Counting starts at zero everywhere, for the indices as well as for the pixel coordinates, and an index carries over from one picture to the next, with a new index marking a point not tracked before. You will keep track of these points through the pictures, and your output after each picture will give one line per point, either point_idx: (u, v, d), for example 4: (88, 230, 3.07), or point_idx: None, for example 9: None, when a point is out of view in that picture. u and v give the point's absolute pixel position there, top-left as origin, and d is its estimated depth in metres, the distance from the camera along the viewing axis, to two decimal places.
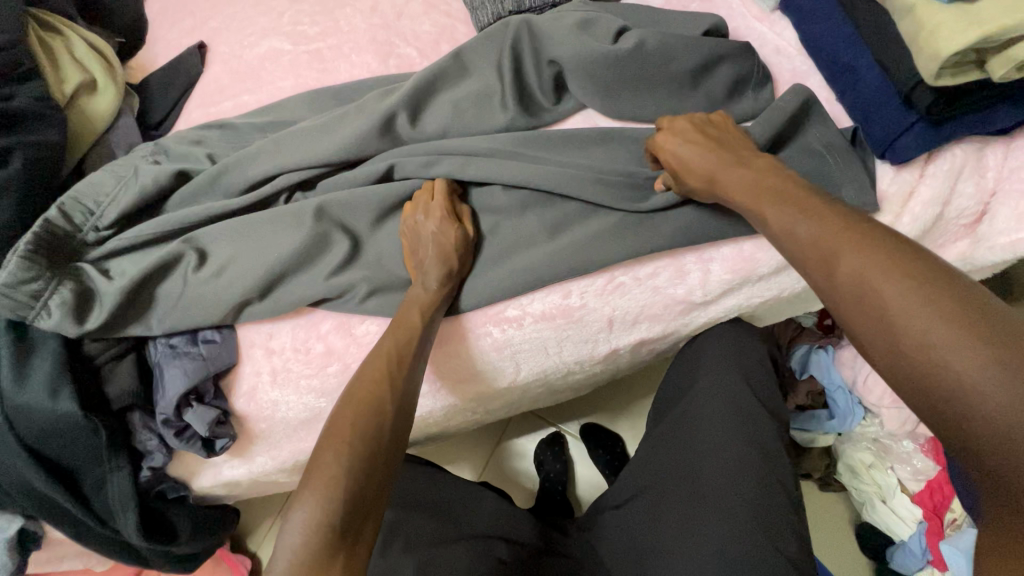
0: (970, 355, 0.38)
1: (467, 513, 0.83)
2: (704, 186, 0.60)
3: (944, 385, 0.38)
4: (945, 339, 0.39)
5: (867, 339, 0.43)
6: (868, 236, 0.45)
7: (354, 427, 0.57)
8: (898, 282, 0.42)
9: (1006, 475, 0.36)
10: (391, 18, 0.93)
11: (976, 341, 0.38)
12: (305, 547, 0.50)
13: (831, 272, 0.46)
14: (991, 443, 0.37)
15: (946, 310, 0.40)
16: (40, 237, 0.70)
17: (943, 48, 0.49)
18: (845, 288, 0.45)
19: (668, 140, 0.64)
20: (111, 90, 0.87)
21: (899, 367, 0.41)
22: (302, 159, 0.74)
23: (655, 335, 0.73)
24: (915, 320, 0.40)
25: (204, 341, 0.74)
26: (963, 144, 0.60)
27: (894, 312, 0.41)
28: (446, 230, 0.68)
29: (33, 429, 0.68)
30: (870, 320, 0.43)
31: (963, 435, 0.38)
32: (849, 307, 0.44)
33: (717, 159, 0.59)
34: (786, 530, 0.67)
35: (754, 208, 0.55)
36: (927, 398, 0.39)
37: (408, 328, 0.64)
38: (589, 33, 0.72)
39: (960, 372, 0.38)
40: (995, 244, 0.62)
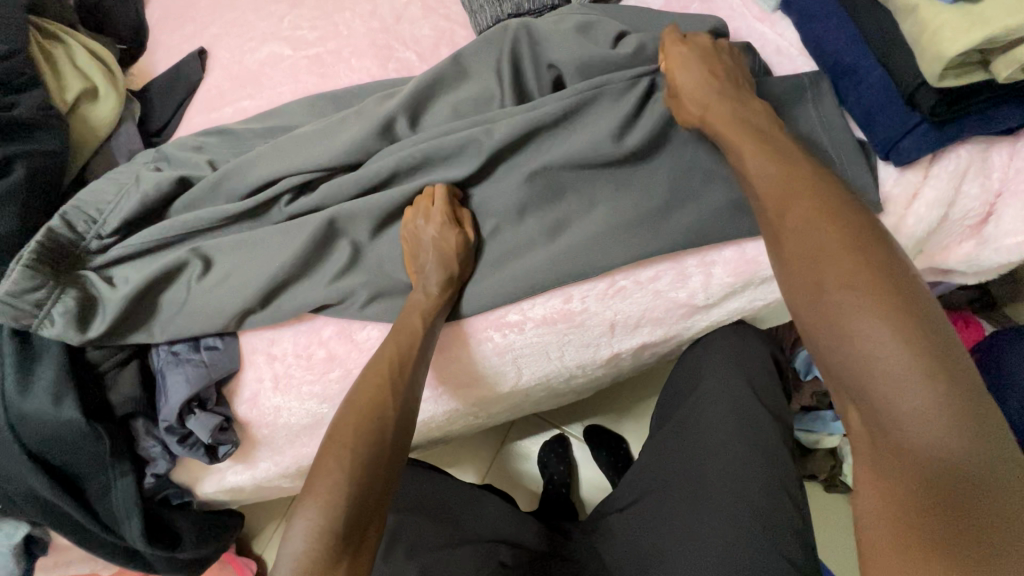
0: (878, 305, 0.40)
1: (470, 517, 0.83)
2: (695, 114, 0.60)
3: (849, 325, 0.41)
4: (859, 286, 0.42)
5: (794, 281, 0.45)
6: (822, 192, 0.47)
7: (356, 434, 0.57)
8: (836, 233, 0.44)
9: (885, 417, 0.39)
10: (390, 22, 0.93)
11: (885, 294, 0.41)
12: (307, 555, 0.50)
13: (781, 213, 0.48)
14: (876, 385, 0.39)
15: (869, 265, 0.42)
16: (43, 246, 0.70)
17: (945, 50, 0.48)
18: (790, 232, 0.47)
19: (681, 61, 0.62)
20: (112, 97, 0.87)
21: (814, 305, 0.43)
22: (301, 166, 0.74)
23: (657, 338, 0.73)
24: (840, 268, 0.43)
25: (206, 348, 0.74)
26: (968, 144, 0.59)
27: (825, 253, 0.44)
28: (446, 234, 0.67)
29: (37, 437, 0.68)
30: (804, 263, 0.45)
31: (852, 375, 0.41)
32: (791, 250, 0.46)
33: (719, 93, 0.59)
34: (788, 533, 0.66)
35: (735, 147, 0.55)
36: (831, 340, 0.42)
37: (409, 332, 0.64)
38: (588, 35, 0.72)
39: (863, 316, 0.41)
40: (1003, 245, 0.60)
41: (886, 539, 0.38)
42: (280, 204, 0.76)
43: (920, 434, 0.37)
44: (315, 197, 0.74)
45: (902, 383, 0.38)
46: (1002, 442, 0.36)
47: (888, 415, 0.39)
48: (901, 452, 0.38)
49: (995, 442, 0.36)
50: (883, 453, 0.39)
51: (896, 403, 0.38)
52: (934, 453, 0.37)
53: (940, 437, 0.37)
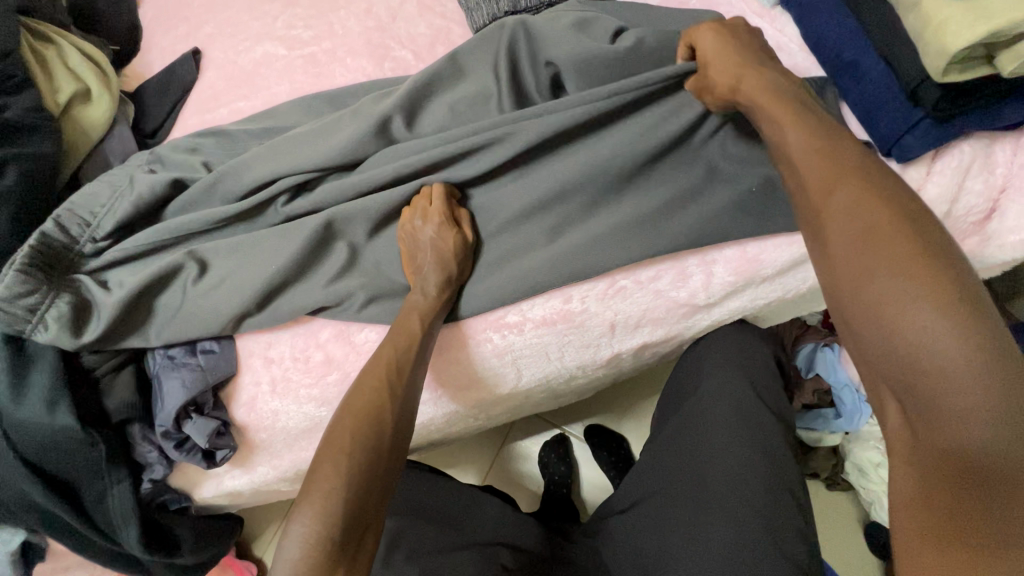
0: (932, 296, 0.39)
1: (470, 520, 0.82)
2: (727, 85, 0.57)
3: (898, 316, 0.40)
4: (912, 275, 0.40)
5: (840, 267, 0.44)
6: (869, 174, 0.45)
7: (354, 438, 0.56)
8: (889, 219, 0.43)
9: (932, 412, 0.38)
10: (386, 20, 0.92)
11: (939, 284, 0.39)
12: (304, 561, 0.49)
13: (824, 193, 0.46)
14: (924, 379, 0.39)
15: (925, 253, 0.41)
16: (36, 250, 0.70)
17: (950, 44, 0.48)
18: (835, 215, 0.45)
19: (710, 38, 0.60)
20: (106, 98, 0.87)
21: (860, 294, 0.42)
22: (296, 167, 0.73)
23: (658, 339, 0.73)
24: (893, 256, 0.41)
25: (203, 352, 0.74)
26: (971, 140, 0.58)
27: (875, 241, 0.42)
28: (443, 240, 0.66)
29: (31, 443, 0.68)
30: (853, 248, 0.43)
31: (899, 368, 0.40)
32: (835, 234, 0.45)
33: (751, 66, 0.56)
34: (792, 534, 0.66)
35: (773, 121, 0.52)
36: (878, 331, 0.41)
37: (406, 336, 0.63)
38: (586, 32, 0.71)
39: (915, 308, 0.39)
40: (1006, 241, 0.60)
41: (916, 536, 0.38)
42: (277, 204, 0.75)
43: (969, 430, 0.37)
44: (314, 197, 0.73)
45: (953, 379, 0.37)
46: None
47: (935, 410, 0.38)
48: (945, 449, 0.37)
49: None
50: (922, 449, 0.39)
51: (947, 398, 0.38)
52: (982, 452, 0.36)
53: (988, 433, 0.36)
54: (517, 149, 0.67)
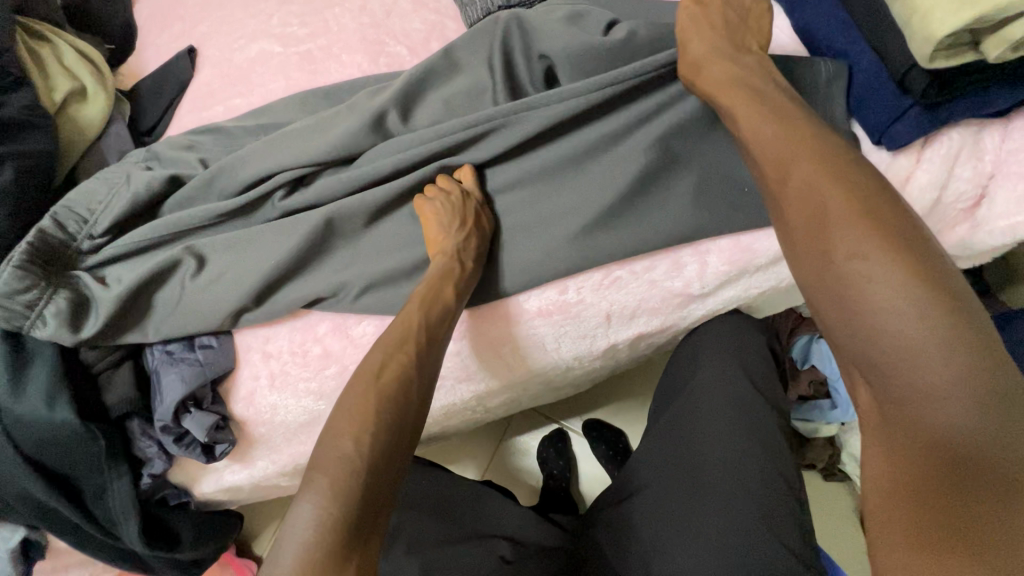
0: (892, 276, 0.41)
1: (470, 514, 0.83)
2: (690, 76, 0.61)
3: (860, 298, 0.42)
4: (874, 256, 0.42)
5: (805, 251, 0.46)
6: (830, 156, 0.47)
7: (380, 410, 0.55)
8: (847, 202, 0.44)
9: (898, 391, 0.40)
10: (381, 17, 0.92)
11: (899, 264, 0.41)
12: (316, 540, 0.48)
13: (787, 179, 0.48)
14: (889, 359, 0.40)
15: (881, 234, 0.42)
16: (34, 247, 0.70)
17: (936, 30, 0.48)
18: (801, 199, 0.47)
19: (684, 23, 0.62)
20: (102, 96, 0.87)
21: (823, 278, 0.44)
22: (292, 162, 0.73)
23: (653, 329, 0.73)
24: (853, 237, 0.43)
25: (201, 347, 0.74)
26: (959, 128, 0.59)
27: (834, 224, 0.44)
28: (481, 214, 0.68)
29: (31, 438, 0.68)
30: (816, 231, 0.45)
31: (865, 349, 0.42)
32: (799, 220, 0.47)
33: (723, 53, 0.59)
34: (788, 521, 0.66)
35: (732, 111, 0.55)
36: (843, 312, 0.43)
37: (442, 304, 0.63)
38: (579, 25, 0.71)
39: (874, 289, 0.41)
40: (994, 228, 0.61)
41: (897, 524, 0.39)
42: (274, 199, 0.75)
43: (936, 405, 0.38)
44: (311, 193, 0.73)
45: (917, 357, 0.39)
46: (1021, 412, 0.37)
47: (902, 389, 0.40)
48: (917, 428, 0.39)
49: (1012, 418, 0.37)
50: (895, 431, 0.40)
51: (913, 376, 0.39)
52: (949, 429, 0.38)
53: (957, 410, 0.38)
54: (510, 141, 0.68)
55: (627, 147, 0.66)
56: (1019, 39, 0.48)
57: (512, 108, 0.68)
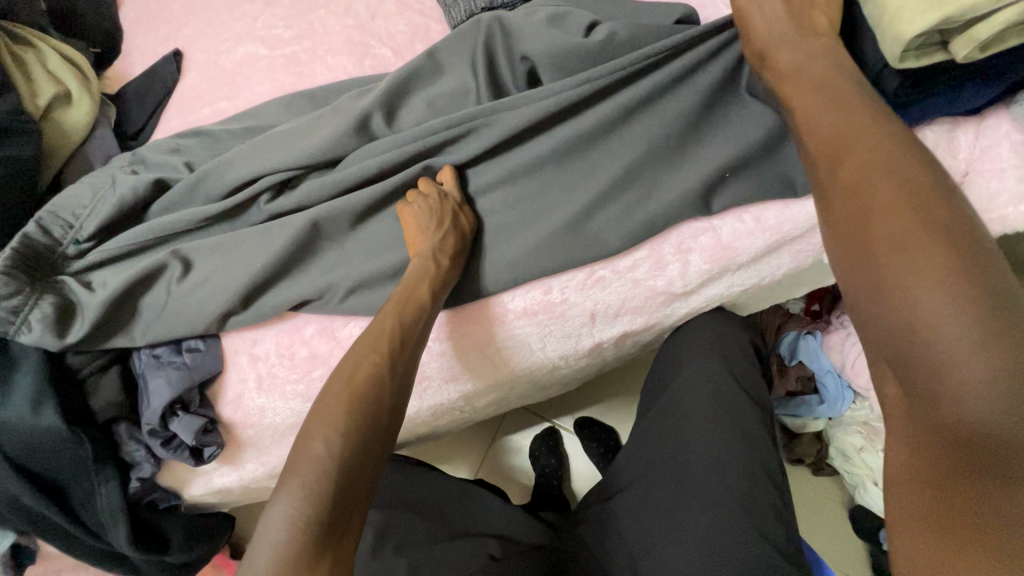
0: (935, 271, 0.39)
1: (460, 513, 0.84)
2: (756, 52, 0.58)
3: (902, 290, 0.40)
4: (920, 247, 0.40)
5: (846, 238, 0.44)
6: (881, 138, 0.45)
7: (350, 412, 0.55)
8: (893, 190, 0.42)
9: (931, 389, 0.38)
10: (365, 19, 0.92)
11: (947, 259, 0.39)
12: (289, 542, 0.48)
13: (834, 164, 0.47)
14: (924, 355, 0.38)
15: (930, 226, 0.40)
16: (19, 252, 0.70)
17: (904, 31, 0.49)
18: (841, 183, 0.45)
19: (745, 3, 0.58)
20: (87, 103, 0.87)
21: (865, 268, 0.42)
22: (277, 165, 0.73)
23: (638, 327, 0.74)
24: (898, 227, 0.41)
25: (188, 350, 0.74)
26: (933, 126, 0.60)
27: (879, 213, 0.42)
28: (460, 215, 0.69)
29: (17, 443, 0.68)
30: (853, 217, 0.44)
31: (900, 343, 0.40)
32: (843, 206, 0.45)
33: (777, 16, 0.56)
34: (770, 515, 0.67)
35: (783, 78, 0.54)
36: (879, 301, 0.41)
37: (417, 305, 0.63)
38: (560, 27, 0.72)
39: (918, 281, 0.39)
40: None
41: (907, 519, 0.39)
42: (260, 202, 0.75)
43: (968, 399, 0.36)
44: (297, 196, 0.73)
45: (956, 355, 0.37)
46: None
47: (935, 387, 0.38)
48: (939, 422, 0.37)
49: None
50: (920, 425, 0.39)
51: (949, 374, 0.37)
52: (976, 426, 0.36)
53: (989, 413, 0.35)
54: (495, 139, 0.68)
55: (610, 148, 0.67)
56: (986, 39, 0.48)
57: (495, 106, 0.69)
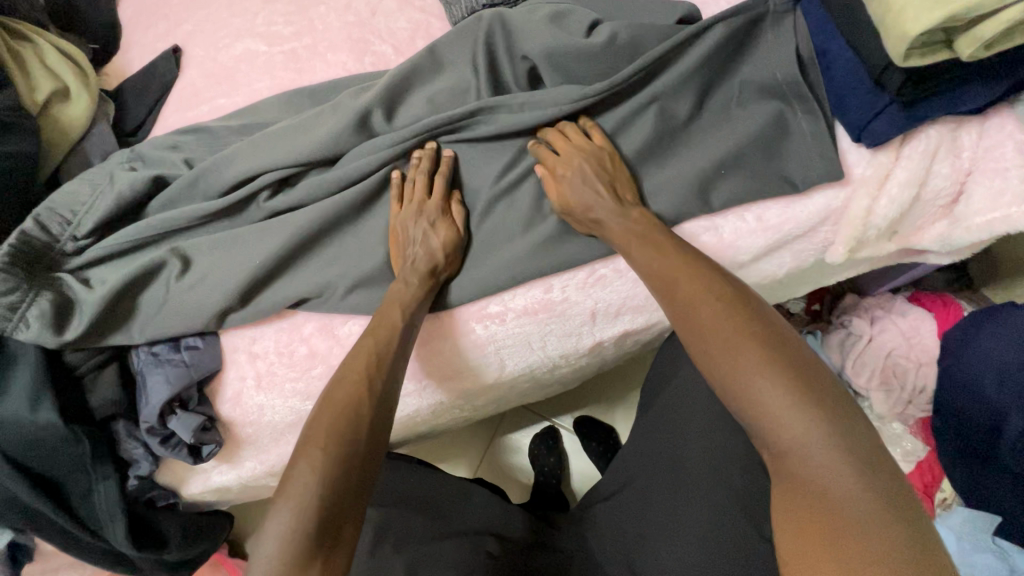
0: (751, 352, 0.47)
1: (458, 510, 0.83)
2: (586, 221, 0.64)
3: (734, 372, 0.47)
4: (734, 336, 0.49)
5: (690, 333, 0.52)
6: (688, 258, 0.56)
7: (331, 430, 0.55)
8: (709, 292, 0.53)
9: (781, 447, 0.44)
10: (366, 15, 0.92)
11: (754, 341, 0.48)
12: (285, 554, 0.48)
13: (669, 277, 0.55)
14: (764, 421, 0.45)
15: (739, 319, 0.50)
16: (16, 248, 0.69)
17: (909, 28, 0.48)
18: (677, 298, 0.54)
19: (566, 173, 0.65)
20: (84, 97, 0.86)
21: (706, 357, 0.50)
22: (277, 162, 0.73)
23: (638, 326, 0.74)
24: (720, 321, 0.50)
25: (186, 348, 0.74)
26: (937, 125, 0.60)
27: (701, 311, 0.51)
28: (430, 237, 0.67)
29: (15, 441, 0.67)
30: (692, 324, 0.52)
31: (747, 414, 0.46)
32: (681, 308, 0.53)
33: (604, 199, 0.63)
34: (770, 516, 0.67)
35: (621, 246, 0.61)
36: (726, 385, 0.48)
37: (389, 327, 0.63)
38: (561, 25, 0.72)
39: (741, 361, 0.47)
40: (972, 224, 0.61)
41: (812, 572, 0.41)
42: (260, 199, 0.75)
43: (809, 448, 0.43)
44: (298, 194, 0.73)
45: (783, 415, 0.44)
46: (866, 432, 0.44)
47: (782, 445, 0.44)
48: (798, 473, 0.43)
49: (864, 453, 0.43)
50: (792, 481, 0.44)
51: (785, 430, 0.44)
52: (829, 475, 0.42)
53: (824, 454, 0.43)
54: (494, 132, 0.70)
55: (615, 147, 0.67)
56: (991, 37, 0.48)
57: (496, 105, 0.70)
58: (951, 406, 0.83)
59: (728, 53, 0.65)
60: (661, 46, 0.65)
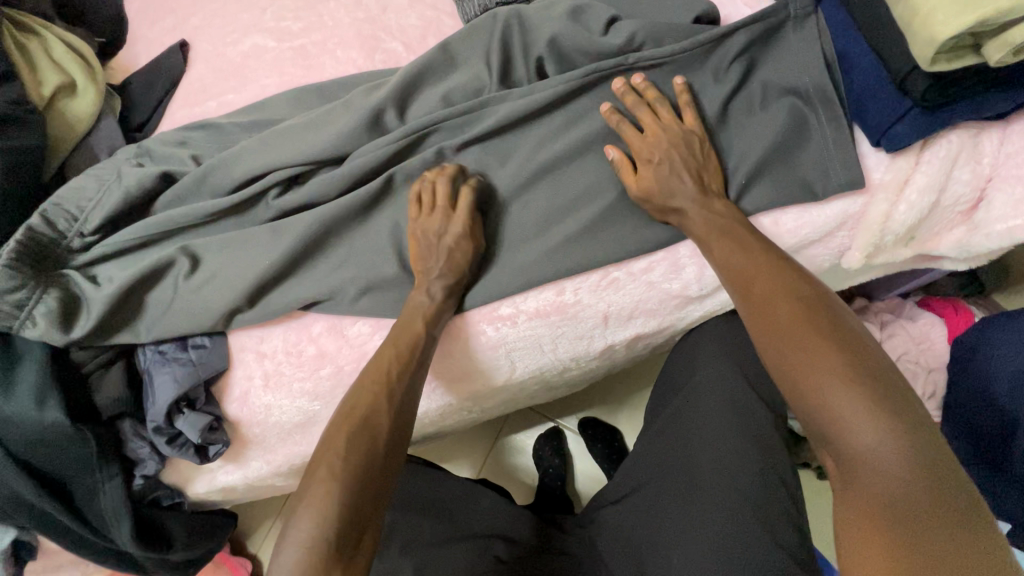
0: (823, 358, 0.48)
1: (465, 512, 0.82)
2: (663, 207, 0.63)
3: (803, 378, 0.49)
4: (809, 342, 0.50)
5: (764, 336, 0.53)
6: (765, 259, 0.57)
7: (348, 442, 0.55)
8: (785, 297, 0.53)
9: (846, 452, 0.46)
10: (376, 12, 0.91)
11: (829, 347, 0.49)
12: (303, 564, 0.49)
13: (747, 281, 0.56)
14: (830, 424, 0.47)
15: (815, 325, 0.51)
16: (23, 245, 0.69)
17: (938, 33, 0.48)
18: (753, 300, 0.55)
19: (653, 158, 0.63)
20: (91, 91, 0.85)
21: (779, 361, 0.51)
22: (288, 160, 0.72)
23: (651, 330, 0.73)
24: (794, 328, 0.51)
25: (194, 347, 0.73)
26: (958, 130, 0.59)
27: (777, 315, 0.53)
28: (455, 252, 0.65)
29: (20, 439, 0.67)
30: (766, 328, 0.53)
31: (815, 417, 0.48)
32: (756, 313, 0.54)
33: (687, 188, 0.62)
34: (785, 524, 0.66)
35: (702, 239, 0.61)
36: (795, 389, 0.49)
37: (412, 335, 0.62)
38: (579, 21, 0.71)
39: (813, 366, 0.48)
40: (992, 231, 0.61)
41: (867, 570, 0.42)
42: (269, 197, 0.74)
43: (879, 452, 0.44)
44: (307, 191, 0.72)
45: (851, 420, 0.45)
46: (943, 454, 0.44)
47: (847, 450, 0.46)
48: (862, 474, 0.45)
49: (933, 463, 0.43)
50: (854, 483, 0.45)
51: (852, 435, 0.45)
52: (895, 480, 0.43)
53: (892, 460, 0.44)
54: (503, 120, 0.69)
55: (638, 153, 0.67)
56: (1020, 43, 0.48)
57: (503, 93, 0.70)
58: (966, 416, 0.83)
59: (747, 57, 0.66)
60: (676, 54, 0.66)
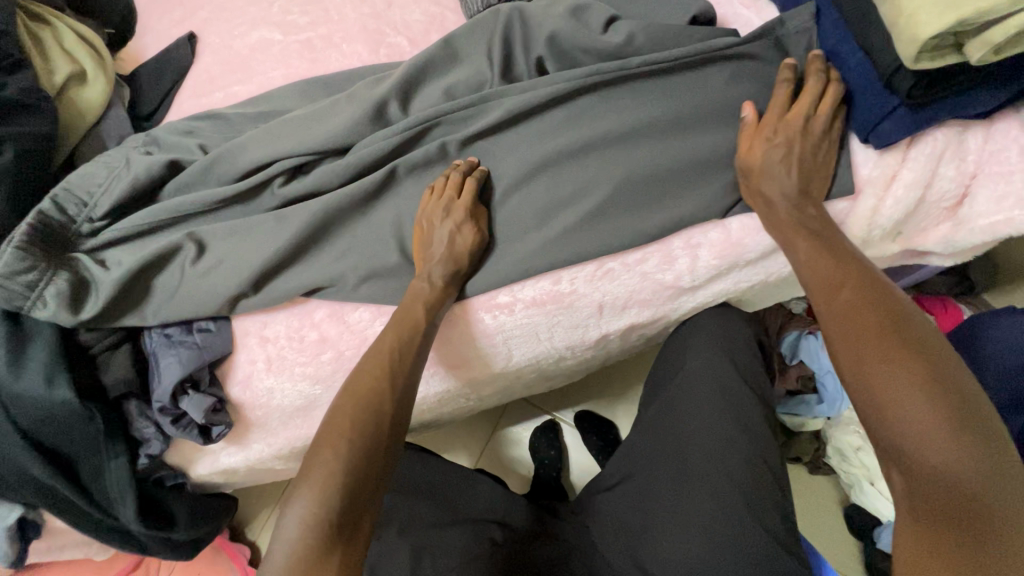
0: (902, 370, 0.47)
1: (462, 499, 0.84)
2: (760, 189, 0.62)
3: (879, 387, 0.47)
4: (891, 352, 0.48)
5: (842, 342, 0.51)
6: (847, 266, 0.55)
7: (353, 422, 0.57)
8: (867, 305, 0.52)
9: (921, 469, 0.44)
10: (381, 7, 0.93)
11: (910, 359, 0.47)
12: (301, 540, 0.50)
13: (827, 284, 0.55)
14: (906, 439, 0.45)
15: (899, 336, 0.49)
16: (35, 228, 0.70)
17: (921, 32, 0.49)
18: (834, 304, 0.54)
19: (772, 137, 0.62)
20: (101, 81, 0.87)
21: (854, 368, 0.50)
22: (293, 150, 0.74)
23: (644, 320, 0.75)
24: (874, 337, 0.50)
25: (199, 330, 0.75)
26: (944, 128, 0.61)
27: (857, 322, 0.51)
28: (457, 237, 0.67)
29: (30, 417, 0.68)
30: (845, 334, 0.51)
31: (888, 430, 0.46)
32: (835, 319, 0.53)
33: (789, 181, 0.61)
34: (773, 512, 0.68)
35: (783, 235, 0.60)
36: (868, 397, 0.48)
37: (411, 326, 0.64)
38: (580, 19, 0.73)
39: (892, 377, 0.47)
40: (976, 226, 0.63)
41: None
42: (274, 185, 0.76)
43: (957, 473, 0.42)
44: (312, 180, 0.74)
45: (929, 438, 0.44)
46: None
47: (923, 467, 0.44)
48: (936, 493, 0.43)
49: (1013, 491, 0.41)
50: (925, 500, 0.43)
51: (928, 453, 0.43)
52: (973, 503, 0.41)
53: (969, 483, 0.42)
54: (504, 114, 0.71)
55: (636, 149, 0.69)
56: (1000, 42, 0.49)
57: (505, 89, 0.72)
58: None
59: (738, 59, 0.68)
60: (674, 55, 0.68)
